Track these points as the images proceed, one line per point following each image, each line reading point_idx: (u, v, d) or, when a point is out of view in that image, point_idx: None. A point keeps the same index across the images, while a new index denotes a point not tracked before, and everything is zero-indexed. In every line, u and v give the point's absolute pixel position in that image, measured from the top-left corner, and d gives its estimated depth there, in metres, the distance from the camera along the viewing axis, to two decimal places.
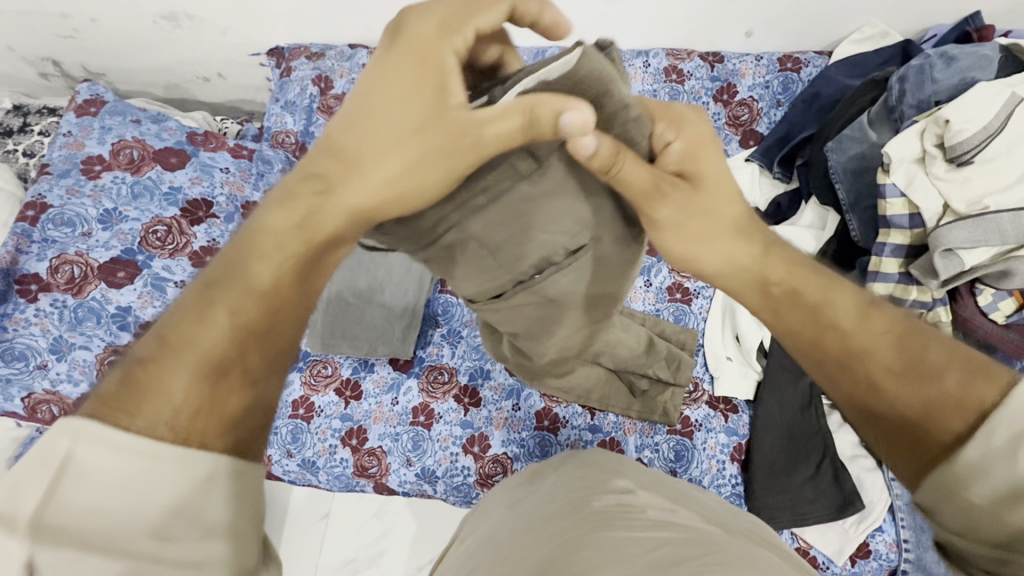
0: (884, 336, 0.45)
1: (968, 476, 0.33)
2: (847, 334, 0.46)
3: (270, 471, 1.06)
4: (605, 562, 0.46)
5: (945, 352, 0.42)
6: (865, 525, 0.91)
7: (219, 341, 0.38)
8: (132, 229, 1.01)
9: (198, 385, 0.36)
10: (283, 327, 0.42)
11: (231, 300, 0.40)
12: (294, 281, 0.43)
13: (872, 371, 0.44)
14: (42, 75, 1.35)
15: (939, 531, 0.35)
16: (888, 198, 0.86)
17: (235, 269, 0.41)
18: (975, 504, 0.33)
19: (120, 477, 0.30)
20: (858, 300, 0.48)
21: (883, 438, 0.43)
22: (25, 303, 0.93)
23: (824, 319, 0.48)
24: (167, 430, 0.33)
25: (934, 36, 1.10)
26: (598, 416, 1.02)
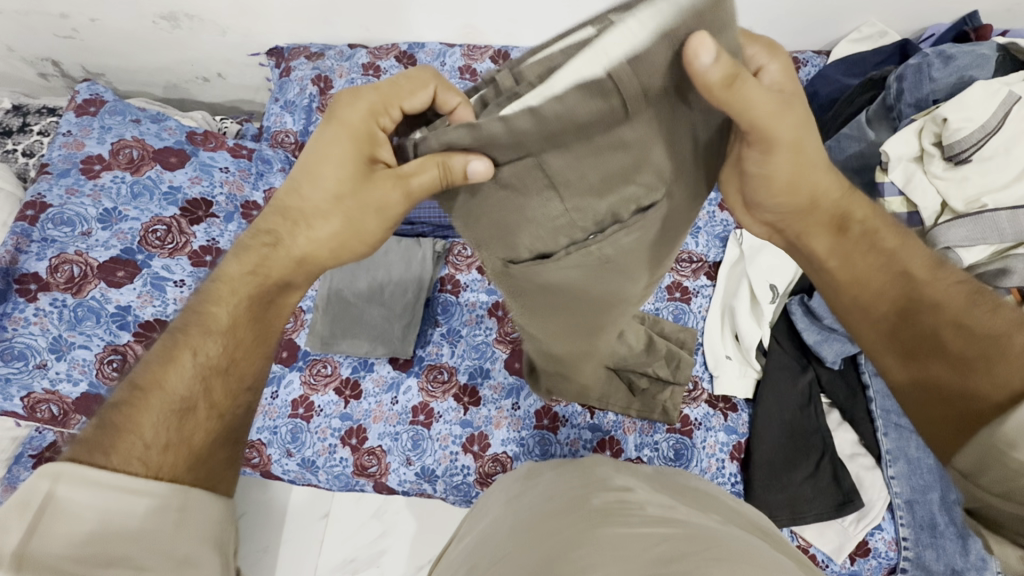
0: (956, 290, 0.50)
1: (1017, 441, 0.36)
2: (920, 285, 0.50)
3: (269, 470, 1.06)
4: (604, 559, 0.46)
5: (1012, 315, 0.46)
6: (865, 523, 0.91)
7: (185, 384, 0.46)
8: (132, 229, 1.01)
9: (166, 423, 0.44)
10: (245, 363, 0.50)
11: (194, 345, 0.48)
12: (248, 320, 0.51)
13: (937, 321, 0.48)
14: (42, 75, 1.35)
15: (982, 494, 0.39)
16: (886, 196, 0.87)
17: (194, 317, 0.49)
18: (1016, 466, 0.36)
19: (97, 505, 0.36)
20: (929, 256, 0.52)
21: (934, 388, 0.47)
22: (24, 302, 0.93)
23: (899, 266, 0.51)
24: (139, 464, 0.41)
25: (932, 36, 1.10)
26: (597, 415, 1.03)
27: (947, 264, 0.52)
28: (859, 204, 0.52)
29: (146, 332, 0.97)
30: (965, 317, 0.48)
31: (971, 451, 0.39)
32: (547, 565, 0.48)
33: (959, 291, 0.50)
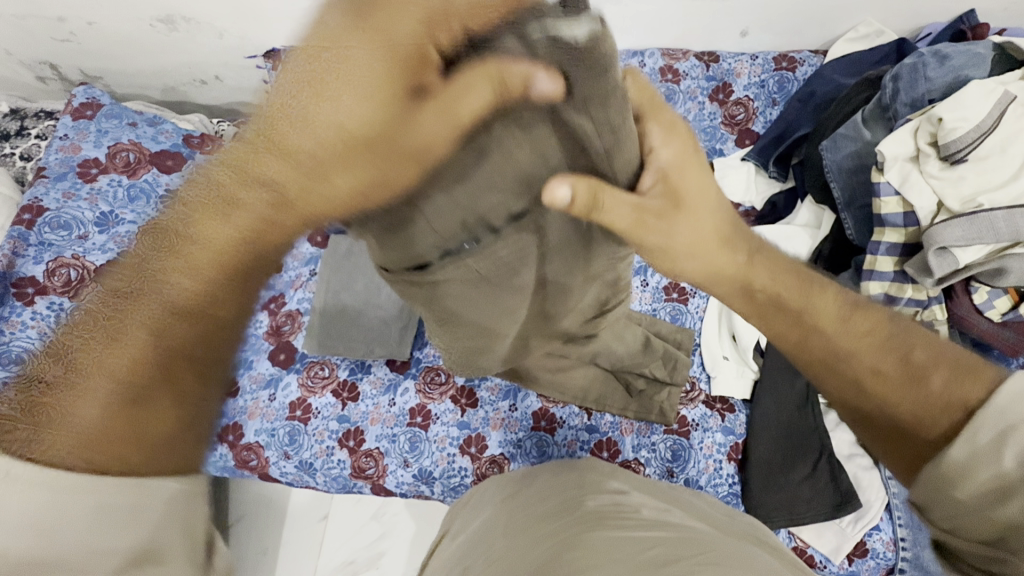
0: (865, 337, 0.51)
1: (954, 477, 0.39)
2: (832, 337, 0.52)
3: (267, 472, 1.06)
4: (596, 562, 0.46)
5: (929, 352, 0.49)
6: (862, 523, 0.91)
7: (157, 320, 0.30)
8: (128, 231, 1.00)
9: (134, 391, 0.30)
10: (251, 279, 0.32)
11: (179, 262, 0.30)
12: (246, 227, 0.29)
13: (859, 372, 0.51)
14: (40, 78, 1.35)
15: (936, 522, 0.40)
16: (882, 196, 0.86)
17: (180, 215, 0.30)
18: (960, 500, 0.40)
19: (38, 511, 0.26)
20: (838, 301, 0.54)
21: (885, 436, 0.50)
22: (20, 306, 0.93)
23: (808, 321, 0.53)
24: (92, 459, 0.28)
25: (928, 35, 1.09)
26: (595, 416, 1.02)
27: (862, 305, 0.54)
28: (760, 270, 0.54)
29: None
30: (883, 367, 0.50)
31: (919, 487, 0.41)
32: (537, 571, 0.47)
33: (862, 338, 0.52)
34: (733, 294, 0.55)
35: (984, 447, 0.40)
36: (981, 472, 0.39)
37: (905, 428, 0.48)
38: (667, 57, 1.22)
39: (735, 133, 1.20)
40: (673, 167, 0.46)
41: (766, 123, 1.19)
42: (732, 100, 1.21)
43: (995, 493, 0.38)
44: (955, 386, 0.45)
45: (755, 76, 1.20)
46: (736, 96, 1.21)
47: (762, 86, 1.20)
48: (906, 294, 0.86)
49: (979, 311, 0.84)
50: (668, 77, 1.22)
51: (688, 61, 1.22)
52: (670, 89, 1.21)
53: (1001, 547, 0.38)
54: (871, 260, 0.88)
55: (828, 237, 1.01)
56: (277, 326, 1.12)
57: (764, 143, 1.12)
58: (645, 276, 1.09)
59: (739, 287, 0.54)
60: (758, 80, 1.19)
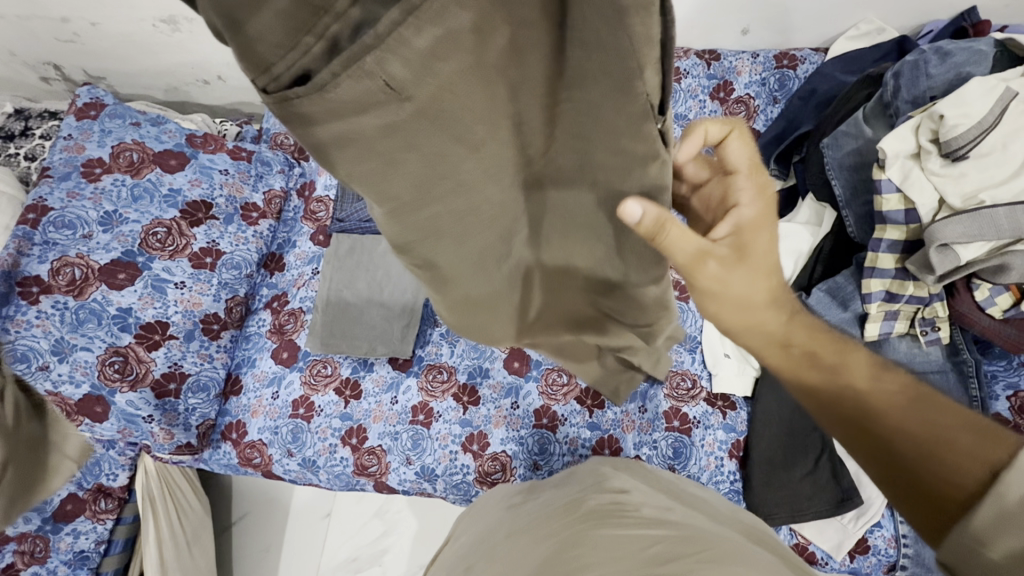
0: (898, 395, 0.52)
1: (989, 534, 0.33)
2: (862, 394, 0.53)
3: (270, 470, 1.06)
4: (596, 560, 0.46)
5: (955, 416, 0.48)
6: (864, 520, 0.91)
7: None
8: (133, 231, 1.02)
9: None
10: None
11: None
12: None
13: (888, 429, 0.50)
14: (43, 79, 1.36)
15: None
16: (883, 193, 0.86)
17: None
18: (991, 564, 0.33)
19: None
20: (871, 361, 0.55)
21: (908, 496, 0.46)
22: (25, 305, 0.91)
23: (841, 377, 0.55)
24: None
25: (930, 32, 1.09)
26: (596, 413, 1.03)
27: (892, 369, 0.55)
28: (800, 330, 0.58)
29: (148, 333, 1.00)
30: (911, 423, 0.49)
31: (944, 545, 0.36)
32: (539, 569, 0.47)
33: (898, 397, 0.52)
34: (766, 346, 0.58)
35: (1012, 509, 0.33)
36: (1003, 541, 0.33)
37: (924, 483, 0.45)
38: None
39: None
40: (748, 223, 0.51)
41: (767, 121, 1.19)
42: (733, 98, 1.21)
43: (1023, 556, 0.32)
44: (982, 447, 0.43)
45: (756, 74, 1.20)
46: (737, 93, 1.21)
47: (764, 84, 1.20)
48: (907, 292, 0.86)
49: (982, 308, 0.84)
50: None
51: (689, 59, 1.23)
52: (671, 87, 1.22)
53: None
54: (873, 257, 0.88)
55: (829, 233, 1.01)
56: (280, 325, 1.13)
57: (767, 141, 1.13)
58: None
59: (773, 341, 0.58)
60: (759, 78, 1.19)
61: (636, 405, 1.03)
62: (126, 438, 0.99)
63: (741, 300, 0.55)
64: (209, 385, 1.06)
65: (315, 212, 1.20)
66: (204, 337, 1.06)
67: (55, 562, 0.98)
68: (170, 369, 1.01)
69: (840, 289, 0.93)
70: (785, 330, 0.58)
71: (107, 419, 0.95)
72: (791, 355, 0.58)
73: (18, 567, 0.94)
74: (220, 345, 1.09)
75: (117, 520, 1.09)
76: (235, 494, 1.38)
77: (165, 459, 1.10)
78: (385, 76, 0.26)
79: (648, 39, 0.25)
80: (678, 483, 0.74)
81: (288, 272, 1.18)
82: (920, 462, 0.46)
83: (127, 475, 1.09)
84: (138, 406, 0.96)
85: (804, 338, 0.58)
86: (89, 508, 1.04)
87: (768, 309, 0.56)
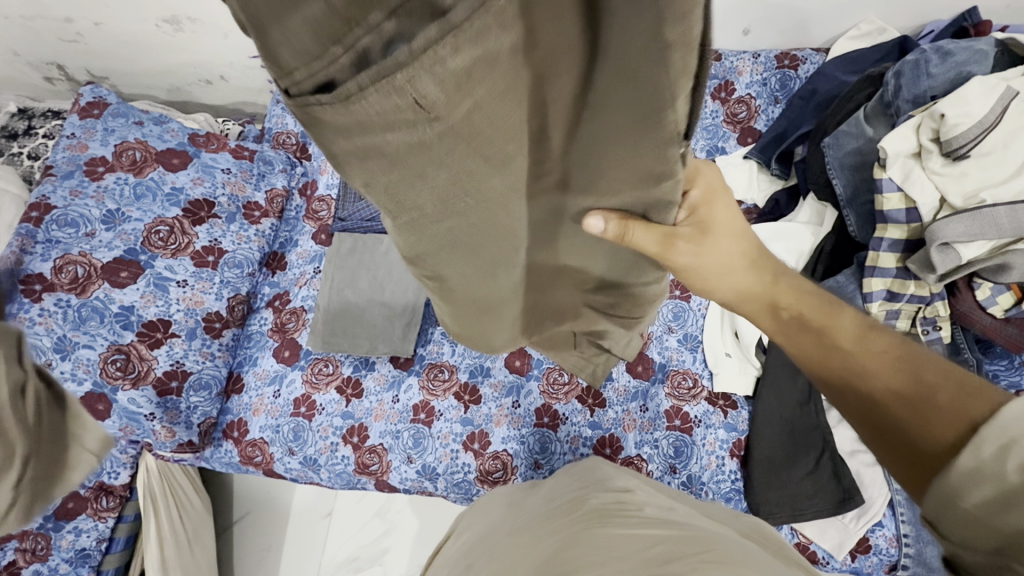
0: (885, 355, 0.52)
1: (963, 486, 0.34)
2: (849, 355, 0.54)
3: (272, 469, 1.06)
4: (598, 559, 0.46)
5: (940, 372, 0.48)
6: (865, 520, 0.91)
7: None
8: (135, 229, 1.02)
9: None
10: None
11: None
12: None
13: (873, 389, 0.51)
14: (47, 79, 1.37)
15: (945, 543, 0.36)
16: (884, 192, 0.86)
17: None
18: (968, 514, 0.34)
19: None
20: (859, 322, 0.56)
21: (896, 452, 0.47)
22: (28, 303, 0.92)
23: (829, 341, 0.56)
24: None
25: (931, 32, 1.09)
26: (597, 412, 1.03)
27: (880, 330, 0.55)
28: (786, 292, 0.59)
29: (150, 331, 1.00)
30: (894, 383, 0.49)
31: (928, 498, 0.36)
32: (540, 566, 0.48)
33: (883, 358, 0.52)
34: (756, 310, 0.60)
35: (989, 459, 0.34)
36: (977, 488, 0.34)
37: (903, 440, 0.46)
38: None
39: (737, 131, 1.20)
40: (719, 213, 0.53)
41: (768, 121, 1.19)
42: (734, 98, 1.22)
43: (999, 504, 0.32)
44: (962, 401, 0.42)
45: (757, 74, 1.21)
46: (738, 94, 1.21)
47: (765, 84, 1.20)
48: (909, 291, 0.86)
49: (983, 307, 0.84)
50: None
51: None
52: None
53: (1012, 556, 0.32)
54: (874, 256, 0.89)
55: (830, 232, 1.01)
56: (282, 324, 1.13)
57: (767, 141, 1.13)
58: None
59: (762, 304, 0.59)
60: (760, 78, 1.20)
61: (637, 404, 1.03)
62: (127, 436, 0.99)
63: (723, 267, 0.56)
64: (211, 384, 1.06)
65: (316, 211, 1.20)
66: (205, 335, 1.06)
67: (57, 560, 0.99)
68: (172, 367, 1.01)
69: (842, 288, 0.93)
70: (775, 296, 0.59)
71: (109, 417, 0.95)
72: (782, 317, 0.59)
73: (20, 565, 0.95)
74: (222, 343, 1.09)
75: (118, 518, 1.09)
76: (236, 493, 1.38)
77: (167, 457, 1.10)
78: (415, 94, 0.23)
79: (683, 71, 0.24)
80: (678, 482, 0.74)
81: (289, 271, 1.18)
82: (904, 417, 0.46)
83: (129, 473, 1.09)
84: (140, 404, 0.97)
85: (790, 300, 0.59)
86: (90, 506, 1.04)
87: (748, 273, 0.58)
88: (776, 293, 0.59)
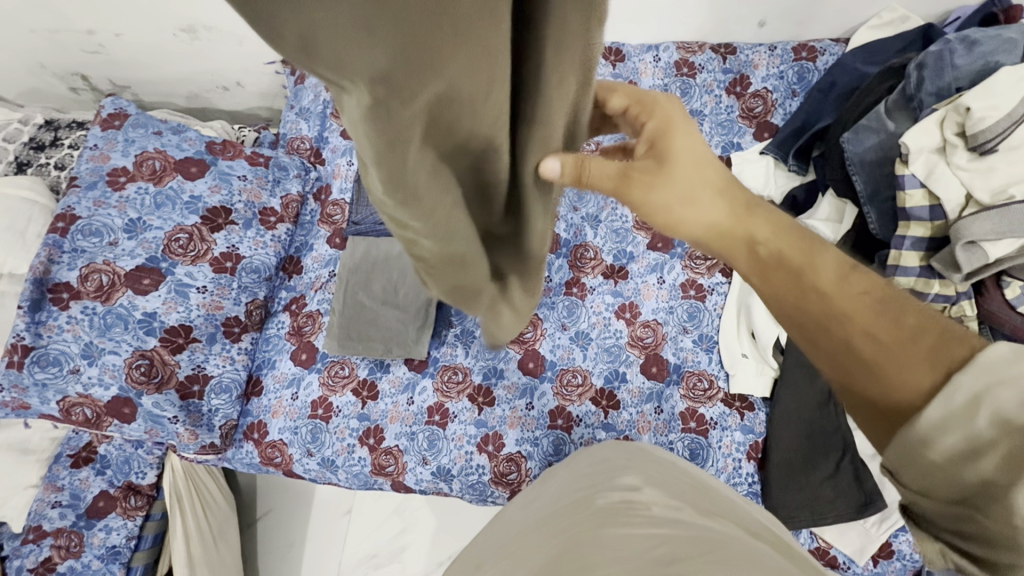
0: (864, 301, 0.51)
1: (933, 437, 0.41)
2: (826, 298, 0.53)
3: (291, 469, 1.08)
4: (605, 561, 0.46)
5: (917, 315, 0.49)
6: (888, 524, 0.88)
7: None
8: (222, 202, 1.11)
9: None
10: None
11: None
12: None
13: (850, 333, 0.51)
14: (72, 89, 1.31)
15: (910, 494, 0.44)
16: (907, 189, 0.84)
17: None
18: (932, 463, 0.41)
19: None
20: (840, 267, 0.54)
21: (856, 387, 0.50)
22: (57, 310, 0.96)
23: (808, 282, 0.54)
24: None
25: (957, 19, 1.05)
26: (611, 414, 1.02)
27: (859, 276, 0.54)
28: (762, 227, 0.58)
29: (172, 337, 1.02)
30: (875, 328, 0.49)
31: (896, 453, 0.44)
32: (543, 567, 0.47)
33: (860, 298, 0.52)
34: (732, 246, 0.59)
35: (958, 405, 0.40)
36: (946, 437, 0.41)
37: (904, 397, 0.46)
38: (682, 50, 1.23)
39: (754, 126, 1.18)
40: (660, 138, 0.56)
41: (786, 115, 1.17)
42: (750, 92, 1.20)
43: (964, 449, 0.40)
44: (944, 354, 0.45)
45: (774, 67, 1.19)
46: (754, 87, 1.19)
47: (781, 77, 1.18)
48: (933, 290, 0.83)
49: (1012, 306, 0.80)
50: (684, 70, 1.23)
51: (704, 54, 1.22)
52: (685, 83, 1.22)
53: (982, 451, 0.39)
54: (896, 255, 0.85)
55: (850, 231, 0.97)
56: (298, 327, 1.15)
57: (784, 136, 1.10)
58: (661, 273, 1.10)
59: (739, 238, 0.58)
60: (776, 71, 1.18)
61: (652, 405, 1.02)
62: (153, 438, 1.04)
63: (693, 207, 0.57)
64: (231, 387, 1.08)
65: (301, 328, 1.15)
66: (225, 339, 1.09)
67: (89, 556, 1.02)
68: (193, 371, 1.05)
69: None
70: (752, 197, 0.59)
71: (135, 420, 0.99)
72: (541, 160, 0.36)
73: (55, 562, 1.00)
74: (241, 348, 1.11)
75: (147, 517, 1.12)
76: (259, 493, 1.42)
77: (190, 459, 1.12)
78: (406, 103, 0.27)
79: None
80: (688, 473, 0.72)
81: (306, 275, 1.20)
82: (876, 373, 0.48)
83: (155, 473, 1.12)
84: (164, 407, 1.00)
85: (766, 234, 0.58)
86: (119, 505, 1.07)
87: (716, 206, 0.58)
88: (752, 225, 0.58)
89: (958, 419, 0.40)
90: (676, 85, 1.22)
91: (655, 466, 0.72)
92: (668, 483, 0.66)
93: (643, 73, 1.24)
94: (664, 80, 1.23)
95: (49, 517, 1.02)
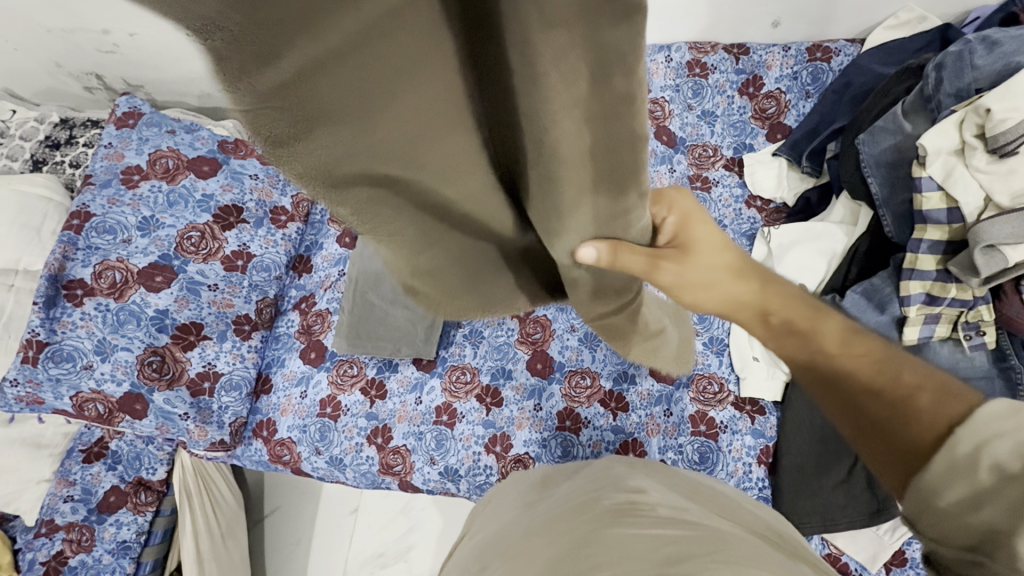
0: (863, 363, 0.55)
1: (942, 485, 0.38)
2: (834, 360, 0.57)
3: (299, 468, 1.08)
4: (611, 559, 0.45)
5: (918, 374, 0.50)
6: (902, 532, 0.87)
7: None
8: (233, 200, 1.13)
9: None
10: None
11: None
12: None
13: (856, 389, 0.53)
14: (86, 88, 1.32)
15: (925, 541, 0.39)
16: (924, 191, 0.83)
17: None
18: (940, 508, 0.38)
19: None
20: (841, 329, 0.59)
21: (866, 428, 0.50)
22: (71, 307, 0.96)
23: (813, 348, 0.58)
24: None
25: (976, 19, 1.03)
26: (620, 416, 1.02)
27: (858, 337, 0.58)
28: (774, 299, 0.63)
29: (183, 334, 1.04)
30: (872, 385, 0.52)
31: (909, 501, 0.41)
32: (549, 567, 0.47)
33: (863, 362, 0.55)
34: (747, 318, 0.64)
35: (962, 455, 0.38)
36: (957, 485, 0.38)
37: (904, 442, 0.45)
38: (694, 50, 1.22)
39: (766, 127, 1.17)
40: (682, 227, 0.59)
41: (799, 116, 1.15)
42: (762, 93, 1.19)
43: (969, 498, 0.37)
44: (941, 404, 0.44)
45: (787, 68, 1.18)
46: (767, 88, 1.18)
47: (795, 78, 1.17)
48: (950, 294, 0.82)
49: None
50: (696, 71, 1.22)
51: (717, 54, 1.21)
52: (697, 84, 1.21)
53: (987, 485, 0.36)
54: (912, 258, 0.84)
55: (865, 233, 0.96)
56: (308, 326, 1.16)
57: (797, 137, 1.09)
58: None
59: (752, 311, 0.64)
60: (790, 72, 1.17)
61: (661, 408, 1.01)
62: (163, 434, 1.04)
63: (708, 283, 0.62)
64: (241, 384, 1.09)
65: (310, 327, 1.15)
66: (236, 337, 1.10)
67: (100, 551, 1.03)
68: (204, 368, 1.05)
69: (877, 291, 0.89)
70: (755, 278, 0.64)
71: (147, 416, 1.00)
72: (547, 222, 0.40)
73: (68, 555, 1.01)
74: (251, 345, 1.12)
75: (156, 512, 1.13)
76: (267, 490, 1.43)
77: (199, 455, 1.13)
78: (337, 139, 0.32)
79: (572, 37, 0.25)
80: (694, 479, 0.71)
81: (315, 274, 1.21)
82: (887, 420, 0.48)
83: (165, 469, 1.13)
84: (175, 404, 1.01)
85: (779, 307, 0.63)
86: (130, 500, 1.08)
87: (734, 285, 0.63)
88: (765, 299, 0.63)
89: (962, 469, 0.38)
90: (688, 86, 1.21)
91: (660, 473, 0.71)
92: (677, 486, 0.66)
93: (654, 73, 1.23)
94: (675, 81, 1.22)
95: (61, 511, 1.03)
